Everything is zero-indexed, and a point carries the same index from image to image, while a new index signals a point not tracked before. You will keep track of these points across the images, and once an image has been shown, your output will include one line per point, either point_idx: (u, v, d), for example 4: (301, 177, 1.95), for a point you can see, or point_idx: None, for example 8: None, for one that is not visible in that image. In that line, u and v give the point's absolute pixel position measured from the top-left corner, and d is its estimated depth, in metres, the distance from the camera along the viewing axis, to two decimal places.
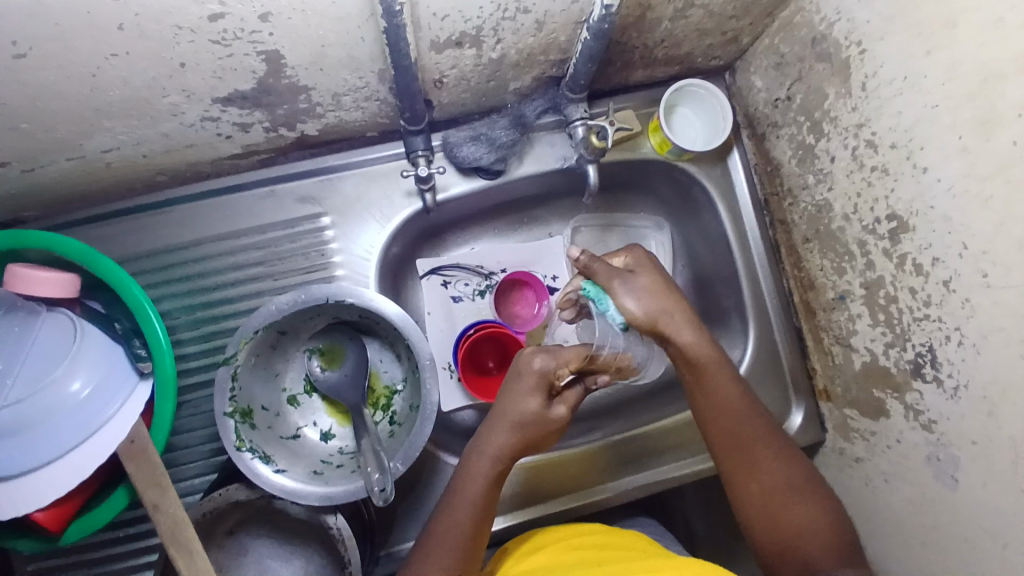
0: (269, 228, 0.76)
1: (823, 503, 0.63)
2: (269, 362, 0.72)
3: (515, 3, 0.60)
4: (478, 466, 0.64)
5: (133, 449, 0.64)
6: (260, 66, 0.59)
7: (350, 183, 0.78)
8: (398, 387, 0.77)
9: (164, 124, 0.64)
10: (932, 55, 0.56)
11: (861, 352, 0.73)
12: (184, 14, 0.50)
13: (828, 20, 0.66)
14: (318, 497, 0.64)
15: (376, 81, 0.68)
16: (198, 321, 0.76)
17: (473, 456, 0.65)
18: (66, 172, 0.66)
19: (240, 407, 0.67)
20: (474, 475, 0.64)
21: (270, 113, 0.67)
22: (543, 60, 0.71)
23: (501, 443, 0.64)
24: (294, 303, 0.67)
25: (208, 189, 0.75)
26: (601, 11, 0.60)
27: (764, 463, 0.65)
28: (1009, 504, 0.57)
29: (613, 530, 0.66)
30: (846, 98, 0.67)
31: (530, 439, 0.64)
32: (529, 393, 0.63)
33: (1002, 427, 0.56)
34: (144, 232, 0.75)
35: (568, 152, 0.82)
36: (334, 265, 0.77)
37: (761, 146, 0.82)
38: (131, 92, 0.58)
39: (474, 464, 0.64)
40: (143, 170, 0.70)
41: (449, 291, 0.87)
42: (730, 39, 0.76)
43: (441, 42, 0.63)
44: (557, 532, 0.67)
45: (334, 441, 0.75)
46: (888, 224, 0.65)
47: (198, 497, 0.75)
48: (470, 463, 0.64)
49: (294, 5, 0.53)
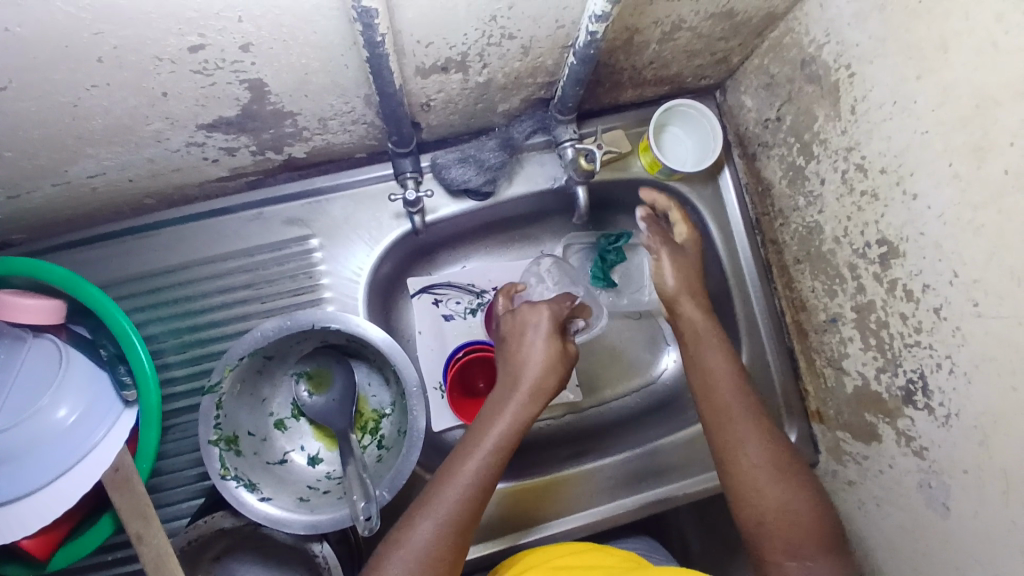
0: (257, 250, 0.76)
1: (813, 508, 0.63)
2: (255, 388, 0.72)
3: (499, 29, 0.60)
4: (472, 463, 0.63)
5: (117, 478, 0.64)
6: (243, 94, 0.59)
7: (338, 205, 0.78)
8: (386, 411, 0.76)
9: (149, 150, 0.64)
10: (923, 79, 0.56)
11: (853, 375, 0.72)
12: (162, 45, 0.50)
13: (818, 43, 0.66)
14: (304, 526, 0.64)
15: (362, 106, 0.67)
16: (185, 344, 0.75)
17: (473, 451, 0.64)
18: (52, 197, 0.66)
19: (225, 434, 0.66)
20: (457, 485, 0.62)
21: (256, 137, 0.67)
22: (530, 82, 0.71)
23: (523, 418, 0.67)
24: (280, 329, 0.67)
25: (195, 211, 0.75)
26: (587, 38, 0.59)
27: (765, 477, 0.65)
28: (1000, 536, 0.56)
29: (594, 547, 0.66)
30: (835, 121, 0.66)
31: (556, 375, 0.70)
32: (517, 343, 0.72)
33: (993, 457, 0.56)
34: (131, 255, 0.74)
35: (558, 172, 0.81)
36: (322, 287, 0.77)
37: (753, 166, 0.81)
38: (112, 119, 0.57)
39: (424, 503, 0.61)
40: (129, 193, 0.70)
41: (440, 309, 0.87)
42: (719, 59, 0.75)
43: (426, 67, 0.62)
44: (556, 550, 0.66)
45: (321, 466, 0.74)
46: (878, 249, 0.65)
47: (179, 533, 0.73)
48: (419, 505, 0.61)
49: (275, 35, 0.52)
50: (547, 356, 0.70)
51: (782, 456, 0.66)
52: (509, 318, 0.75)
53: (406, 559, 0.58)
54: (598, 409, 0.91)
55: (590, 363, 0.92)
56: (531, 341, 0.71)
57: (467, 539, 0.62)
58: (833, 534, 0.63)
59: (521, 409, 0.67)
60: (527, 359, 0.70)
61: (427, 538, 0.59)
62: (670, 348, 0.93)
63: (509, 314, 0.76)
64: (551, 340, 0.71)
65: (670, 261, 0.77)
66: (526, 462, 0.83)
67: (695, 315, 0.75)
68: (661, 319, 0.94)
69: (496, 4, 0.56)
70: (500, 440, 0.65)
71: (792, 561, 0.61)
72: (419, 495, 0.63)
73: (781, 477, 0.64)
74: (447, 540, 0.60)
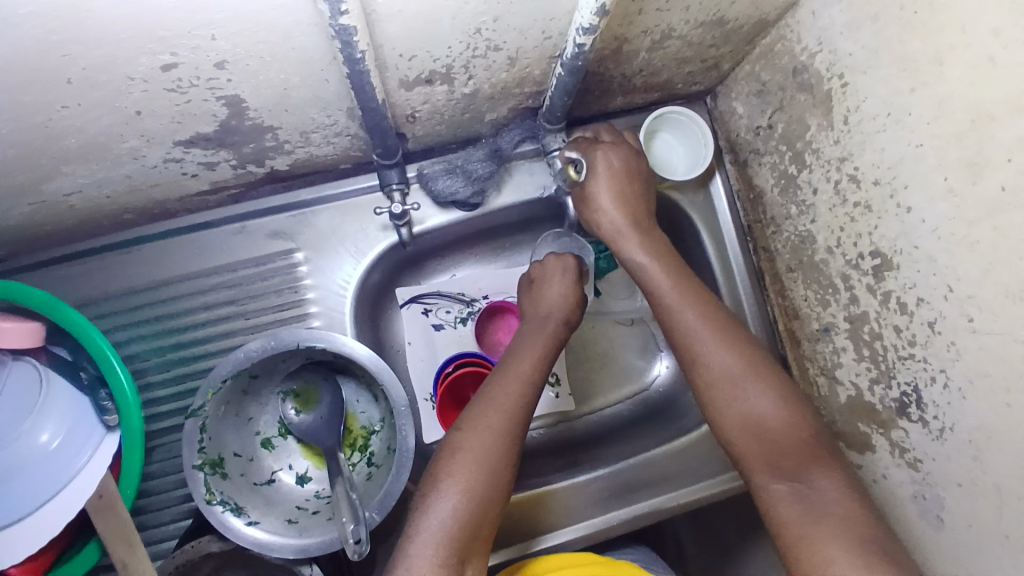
0: (241, 265, 0.74)
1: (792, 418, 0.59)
2: (240, 408, 0.70)
3: (485, 41, 0.58)
4: (510, 383, 0.64)
5: (101, 504, 0.63)
6: (221, 110, 0.57)
7: (323, 217, 0.76)
8: (375, 427, 0.75)
9: (126, 167, 0.62)
10: (917, 92, 0.55)
11: (846, 386, 0.72)
12: (134, 65, 0.48)
13: (810, 51, 0.64)
14: (292, 550, 0.63)
15: (345, 118, 0.66)
16: (169, 363, 0.74)
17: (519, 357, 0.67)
18: (28, 216, 0.64)
19: (209, 458, 0.65)
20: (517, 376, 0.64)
21: (236, 152, 0.65)
22: (518, 92, 0.69)
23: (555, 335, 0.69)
24: (264, 349, 0.65)
25: (176, 226, 0.73)
26: (574, 49, 0.58)
27: (732, 399, 0.60)
28: (994, 550, 0.56)
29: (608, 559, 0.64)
30: (828, 131, 0.65)
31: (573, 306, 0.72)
32: (546, 286, 0.74)
33: (987, 472, 0.55)
34: (112, 272, 0.72)
35: (548, 181, 0.80)
36: (308, 302, 0.75)
37: (744, 173, 0.80)
38: (86, 138, 0.55)
39: (472, 418, 0.61)
40: (108, 209, 0.68)
41: (430, 319, 0.86)
42: (710, 65, 0.74)
43: (410, 80, 0.61)
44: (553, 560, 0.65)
45: (310, 485, 0.73)
46: (871, 261, 0.64)
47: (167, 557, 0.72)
48: (469, 419, 0.61)
49: (252, 52, 0.51)
50: (566, 298, 0.72)
51: (743, 375, 0.61)
52: (536, 266, 0.77)
53: (464, 468, 0.58)
54: (591, 417, 0.90)
55: (582, 372, 0.91)
56: (555, 283, 0.74)
57: (517, 456, 0.61)
58: (818, 443, 0.57)
59: (549, 338, 0.69)
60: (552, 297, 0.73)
61: (481, 446, 0.59)
62: (663, 355, 0.92)
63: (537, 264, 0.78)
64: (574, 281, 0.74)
65: (610, 200, 0.70)
66: (519, 474, 0.82)
67: (635, 248, 0.69)
68: (654, 326, 0.93)
69: (480, 17, 0.54)
70: (532, 365, 0.66)
71: (780, 483, 0.56)
72: (464, 412, 0.63)
73: (753, 391, 0.60)
74: (499, 452, 0.59)
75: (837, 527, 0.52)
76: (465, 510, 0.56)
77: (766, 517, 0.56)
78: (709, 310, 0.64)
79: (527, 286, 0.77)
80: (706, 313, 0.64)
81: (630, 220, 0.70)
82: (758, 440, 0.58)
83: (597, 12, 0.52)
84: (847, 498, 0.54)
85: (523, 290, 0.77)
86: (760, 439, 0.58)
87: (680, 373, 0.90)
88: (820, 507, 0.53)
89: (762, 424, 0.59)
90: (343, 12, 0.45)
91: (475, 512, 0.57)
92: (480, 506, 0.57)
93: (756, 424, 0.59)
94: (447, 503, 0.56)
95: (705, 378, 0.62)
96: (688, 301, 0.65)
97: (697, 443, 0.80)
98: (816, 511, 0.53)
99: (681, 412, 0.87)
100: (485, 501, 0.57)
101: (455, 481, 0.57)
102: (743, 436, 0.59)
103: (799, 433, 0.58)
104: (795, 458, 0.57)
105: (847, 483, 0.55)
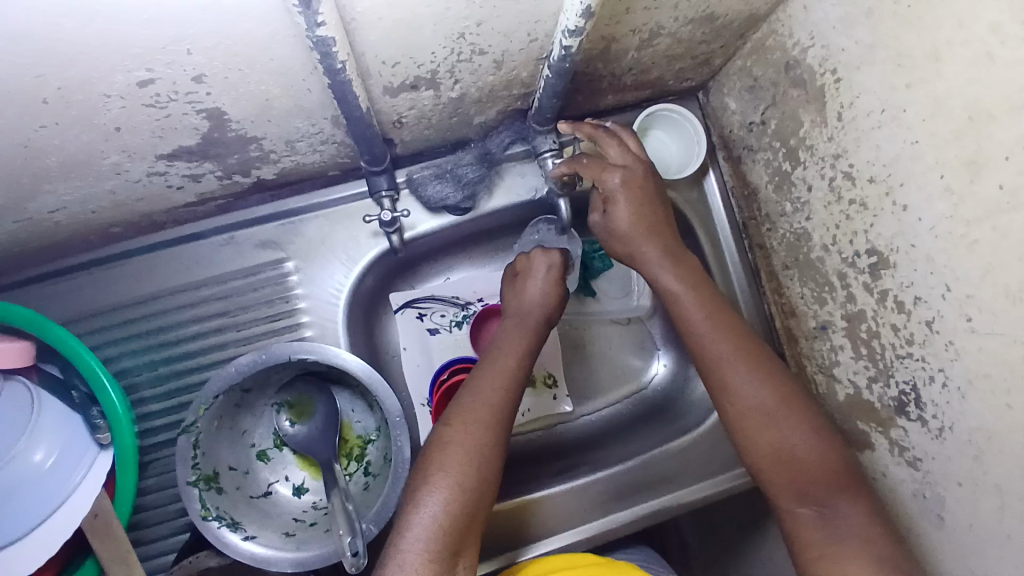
0: (231, 277, 0.73)
1: (818, 445, 0.60)
2: (234, 421, 0.70)
3: (469, 46, 0.57)
4: (498, 378, 0.63)
5: (97, 524, 0.62)
6: (203, 123, 0.56)
7: (312, 225, 0.75)
8: (371, 436, 0.75)
9: (109, 182, 0.61)
10: (912, 88, 0.54)
11: (844, 384, 0.71)
12: (109, 83, 0.47)
13: (802, 46, 0.63)
14: (291, 563, 0.62)
15: (331, 126, 0.64)
16: (162, 377, 0.73)
17: (503, 351, 0.66)
18: (13, 234, 0.63)
19: (204, 473, 0.65)
20: (503, 368, 0.64)
21: (221, 163, 0.64)
22: (506, 94, 0.68)
23: (539, 332, 0.68)
24: (255, 363, 0.65)
25: (164, 238, 0.72)
26: (561, 52, 0.57)
27: (762, 428, 0.61)
28: (996, 551, 0.55)
29: (607, 560, 0.63)
30: (822, 127, 0.64)
31: (554, 302, 0.70)
32: (529, 282, 0.71)
33: (988, 472, 0.55)
34: (100, 287, 0.72)
35: (539, 183, 0.79)
36: (300, 312, 0.75)
37: (738, 169, 0.79)
38: (66, 156, 0.55)
39: (460, 412, 0.61)
40: (94, 224, 0.67)
41: (424, 323, 0.85)
42: (702, 61, 0.73)
43: (395, 87, 0.60)
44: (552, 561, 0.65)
45: (307, 496, 0.72)
46: (868, 259, 0.63)
47: (165, 572, 0.72)
48: (457, 413, 0.61)
49: (229, 65, 0.50)
50: (548, 295, 0.70)
51: (773, 405, 0.61)
52: (521, 258, 0.75)
53: (456, 463, 0.57)
54: (589, 418, 0.90)
55: (579, 372, 0.91)
56: (539, 279, 0.71)
57: (505, 450, 0.61)
58: (846, 472, 0.59)
59: (532, 335, 0.67)
60: (533, 293, 0.70)
61: (471, 440, 0.59)
62: (661, 354, 0.92)
63: (522, 256, 0.76)
64: (553, 273, 0.71)
65: (626, 213, 0.68)
66: (518, 478, 0.81)
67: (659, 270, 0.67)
68: (650, 324, 0.93)
69: (464, 21, 0.53)
70: (517, 364, 0.65)
71: (806, 508, 0.58)
72: (451, 407, 0.62)
73: (781, 418, 0.61)
74: (488, 447, 0.59)
75: (861, 551, 0.54)
76: (456, 504, 0.56)
77: (789, 538, 0.59)
78: (736, 337, 0.64)
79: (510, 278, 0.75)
80: (737, 342, 0.64)
81: (657, 250, 0.68)
82: (785, 468, 0.60)
83: (583, 15, 0.51)
84: (872, 524, 0.56)
85: (506, 282, 0.75)
86: (787, 466, 0.60)
87: (678, 372, 0.90)
88: (845, 533, 0.56)
89: (791, 452, 0.60)
90: (319, 24, 0.43)
91: (466, 506, 0.56)
92: (471, 500, 0.57)
93: (784, 452, 0.60)
94: (438, 497, 0.56)
95: (733, 405, 0.62)
96: (717, 329, 0.64)
97: (696, 443, 0.80)
98: (839, 537, 0.55)
99: (679, 412, 0.86)
100: (476, 494, 0.57)
101: (446, 475, 0.57)
102: (769, 462, 0.60)
103: (826, 461, 0.59)
104: (822, 485, 0.58)
105: (871, 510, 0.57)
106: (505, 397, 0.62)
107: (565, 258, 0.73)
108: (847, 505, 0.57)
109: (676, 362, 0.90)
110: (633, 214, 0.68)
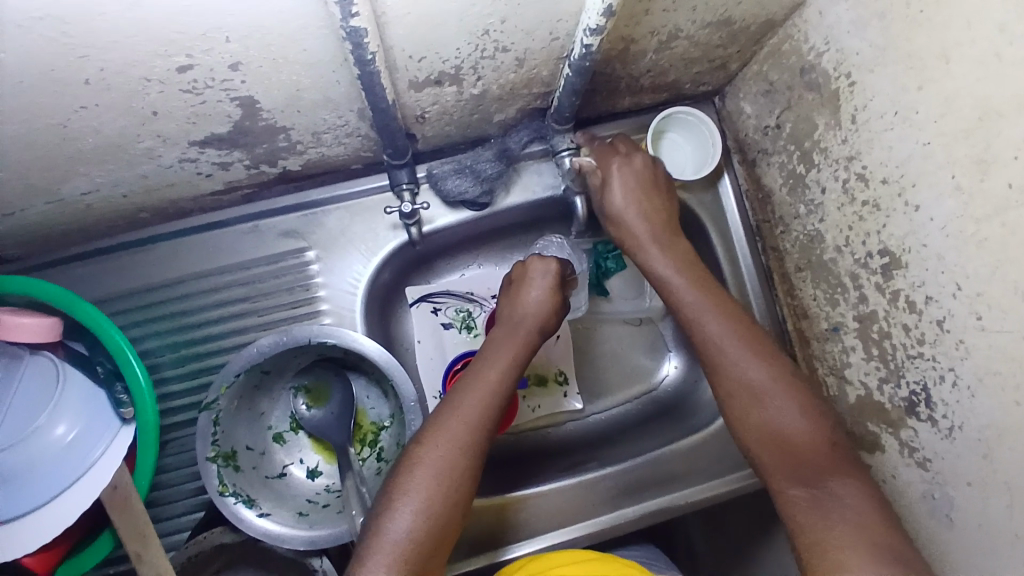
0: (254, 264, 0.75)
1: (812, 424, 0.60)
2: (253, 402, 0.72)
3: (493, 42, 0.59)
4: (477, 396, 0.64)
5: (116, 496, 0.65)
6: (234, 111, 0.59)
7: (333, 217, 0.77)
8: (385, 423, 0.76)
9: (142, 166, 0.63)
10: (924, 90, 0.55)
11: (855, 385, 0.71)
12: (149, 67, 0.50)
13: (818, 50, 0.65)
14: (303, 542, 0.64)
15: (356, 119, 0.67)
16: (183, 359, 0.75)
17: (488, 368, 0.67)
18: (48, 215, 0.66)
19: (223, 451, 0.67)
20: (484, 386, 0.65)
21: (249, 152, 0.67)
22: (526, 93, 0.70)
23: (534, 330, 0.70)
24: (276, 345, 0.67)
25: (191, 225, 0.75)
26: (582, 50, 0.59)
27: (756, 406, 0.62)
28: (1004, 550, 0.55)
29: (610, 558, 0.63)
30: (835, 130, 0.65)
31: (550, 306, 0.71)
32: (526, 288, 0.72)
33: (998, 469, 0.55)
34: (127, 270, 0.74)
35: (556, 181, 0.81)
36: (319, 300, 0.77)
37: (752, 172, 0.80)
38: (103, 139, 0.57)
39: (433, 431, 0.62)
40: (123, 209, 0.70)
41: (439, 318, 0.86)
42: (718, 65, 0.75)
43: (420, 81, 0.62)
44: (551, 560, 0.64)
45: (320, 479, 0.74)
46: (880, 259, 0.64)
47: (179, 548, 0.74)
48: (431, 433, 0.62)
49: (263, 54, 0.52)
50: (545, 302, 0.71)
51: (768, 383, 0.62)
52: (517, 266, 0.75)
53: (422, 486, 0.59)
54: (598, 416, 0.91)
55: (590, 371, 0.92)
56: (534, 284, 0.72)
57: (476, 473, 0.62)
58: (841, 452, 0.59)
59: (523, 344, 0.69)
60: (529, 296, 0.72)
61: (443, 462, 0.60)
62: (672, 355, 0.93)
63: (518, 264, 0.76)
64: (554, 267, 0.73)
65: (620, 194, 0.72)
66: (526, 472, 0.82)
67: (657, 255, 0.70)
68: (662, 326, 0.94)
69: (488, 18, 0.55)
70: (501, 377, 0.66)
71: (801, 489, 0.58)
72: (427, 423, 0.63)
73: (776, 397, 0.62)
74: (457, 468, 0.60)
75: (854, 534, 0.54)
76: (421, 527, 0.57)
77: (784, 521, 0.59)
78: (731, 316, 0.66)
79: (506, 286, 0.76)
80: (732, 320, 0.66)
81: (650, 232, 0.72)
82: (779, 446, 0.60)
83: (603, 14, 0.53)
84: (867, 503, 0.56)
85: (503, 292, 0.75)
86: (782, 445, 0.60)
87: (689, 373, 0.90)
88: (839, 514, 0.56)
89: (784, 431, 0.61)
90: (353, 14, 0.46)
91: (431, 531, 0.58)
92: (437, 524, 0.58)
93: (777, 430, 0.61)
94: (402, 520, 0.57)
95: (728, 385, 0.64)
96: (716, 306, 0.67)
97: (705, 443, 0.80)
98: (831, 516, 0.56)
99: (689, 413, 0.87)
100: (441, 520, 0.58)
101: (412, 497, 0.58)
102: (762, 439, 0.61)
103: (821, 441, 0.60)
104: (815, 464, 0.59)
105: (867, 490, 0.57)
106: (482, 416, 0.63)
107: (562, 267, 0.74)
108: (841, 481, 0.58)
109: (687, 364, 0.91)
110: (632, 200, 0.72)
